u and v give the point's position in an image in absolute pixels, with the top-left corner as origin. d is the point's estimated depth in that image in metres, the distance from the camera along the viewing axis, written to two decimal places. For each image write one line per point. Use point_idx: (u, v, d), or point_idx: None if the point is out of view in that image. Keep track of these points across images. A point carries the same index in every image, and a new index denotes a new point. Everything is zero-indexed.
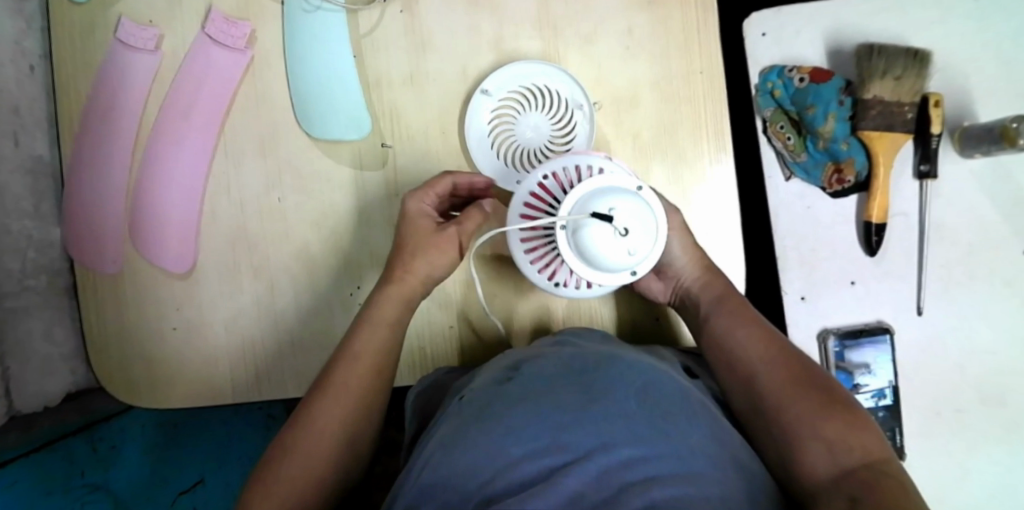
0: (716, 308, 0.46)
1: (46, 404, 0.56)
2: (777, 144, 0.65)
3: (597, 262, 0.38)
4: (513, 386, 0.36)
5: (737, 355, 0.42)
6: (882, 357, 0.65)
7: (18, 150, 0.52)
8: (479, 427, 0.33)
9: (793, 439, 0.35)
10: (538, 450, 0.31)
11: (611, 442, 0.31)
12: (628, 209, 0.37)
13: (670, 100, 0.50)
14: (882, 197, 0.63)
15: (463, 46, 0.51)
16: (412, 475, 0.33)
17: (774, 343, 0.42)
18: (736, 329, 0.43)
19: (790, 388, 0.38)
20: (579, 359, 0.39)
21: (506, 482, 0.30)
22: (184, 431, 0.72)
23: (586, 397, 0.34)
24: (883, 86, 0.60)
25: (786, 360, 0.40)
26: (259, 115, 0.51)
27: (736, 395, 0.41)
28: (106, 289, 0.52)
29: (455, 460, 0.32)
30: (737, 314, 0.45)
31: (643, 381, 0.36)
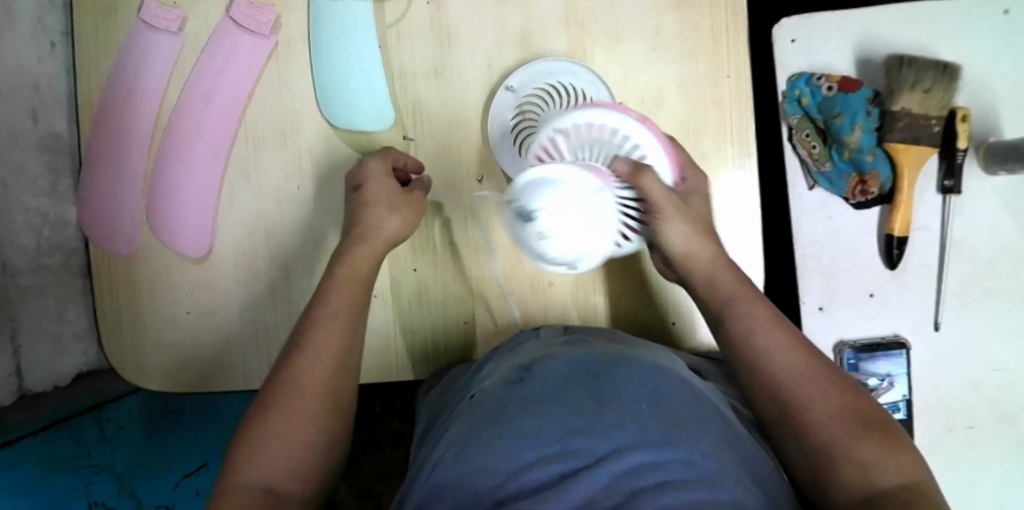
0: (729, 306, 0.41)
1: (55, 384, 0.55)
2: (802, 152, 0.65)
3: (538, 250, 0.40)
4: (524, 389, 0.37)
5: (758, 361, 0.37)
6: (897, 370, 0.66)
7: (37, 127, 0.51)
8: (491, 431, 0.33)
9: (825, 458, 0.32)
10: (550, 455, 0.31)
11: (623, 447, 0.31)
12: (556, 208, 0.38)
13: (695, 103, 0.49)
14: (906, 210, 0.62)
15: (489, 41, 0.50)
16: (425, 476, 0.33)
17: (798, 345, 0.38)
18: (756, 330, 0.39)
19: (820, 401, 0.34)
20: (589, 362, 0.39)
21: (516, 486, 0.30)
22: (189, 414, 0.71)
23: (597, 401, 0.34)
24: (911, 98, 0.60)
25: (811, 367, 0.36)
26: (281, 102, 0.51)
27: (758, 400, 0.37)
28: (120, 271, 0.52)
29: (467, 461, 0.32)
30: (757, 313, 0.40)
31: (655, 385, 0.36)
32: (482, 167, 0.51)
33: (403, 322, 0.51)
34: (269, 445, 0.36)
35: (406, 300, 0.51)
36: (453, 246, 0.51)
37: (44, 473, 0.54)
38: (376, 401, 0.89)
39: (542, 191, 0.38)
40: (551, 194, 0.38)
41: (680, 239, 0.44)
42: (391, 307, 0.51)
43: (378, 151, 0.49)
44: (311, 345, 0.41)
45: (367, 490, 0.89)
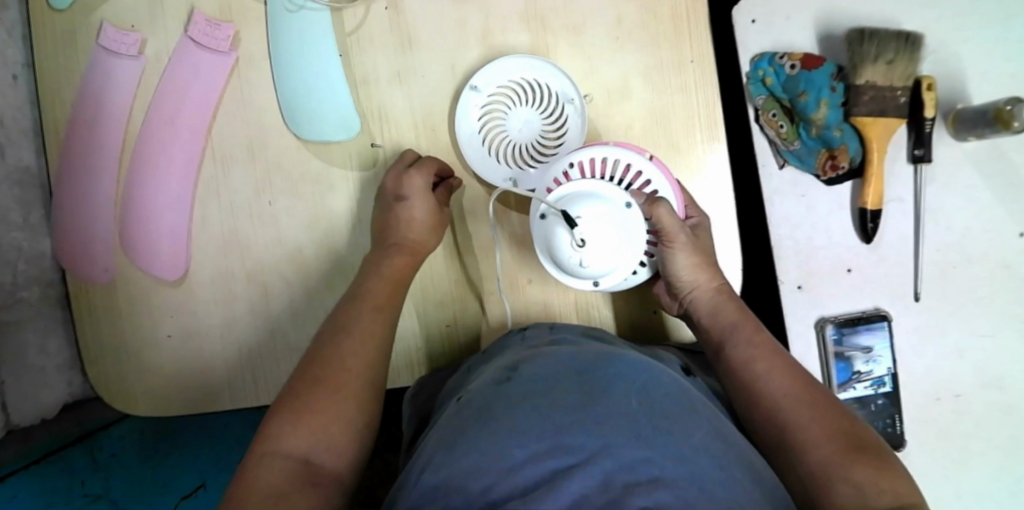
0: (732, 335, 0.46)
1: (41, 417, 0.57)
2: (769, 132, 0.65)
3: (560, 258, 0.44)
4: (512, 387, 0.36)
5: (757, 388, 0.42)
6: (880, 344, 0.65)
7: (5, 161, 0.51)
8: (482, 431, 0.33)
9: (822, 476, 0.35)
10: (543, 452, 0.31)
11: (612, 443, 0.31)
12: (595, 217, 0.43)
13: (661, 90, 0.49)
14: (877, 184, 0.62)
15: (450, 42, 0.50)
16: (413, 480, 0.33)
17: (799, 378, 0.41)
18: (754, 360, 0.43)
19: (814, 427, 0.38)
20: (576, 359, 0.39)
21: (508, 486, 0.30)
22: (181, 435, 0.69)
23: (585, 396, 0.35)
24: (875, 71, 0.60)
25: (810, 397, 0.40)
26: (246, 117, 0.51)
27: (759, 426, 0.40)
28: (99, 299, 0.52)
29: (457, 462, 0.32)
30: (755, 344, 0.45)
31: (642, 381, 0.37)
32: (452, 169, 0.51)
33: None
34: (306, 418, 0.38)
35: None
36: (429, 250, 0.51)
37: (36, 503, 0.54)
38: None
39: (584, 201, 0.43)
40: (591, 204, 0.43)
41: (687, 269, 0.47)
42: None
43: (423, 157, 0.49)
44: (348, 338, 0.43)
45: (370, 499, 0.89)
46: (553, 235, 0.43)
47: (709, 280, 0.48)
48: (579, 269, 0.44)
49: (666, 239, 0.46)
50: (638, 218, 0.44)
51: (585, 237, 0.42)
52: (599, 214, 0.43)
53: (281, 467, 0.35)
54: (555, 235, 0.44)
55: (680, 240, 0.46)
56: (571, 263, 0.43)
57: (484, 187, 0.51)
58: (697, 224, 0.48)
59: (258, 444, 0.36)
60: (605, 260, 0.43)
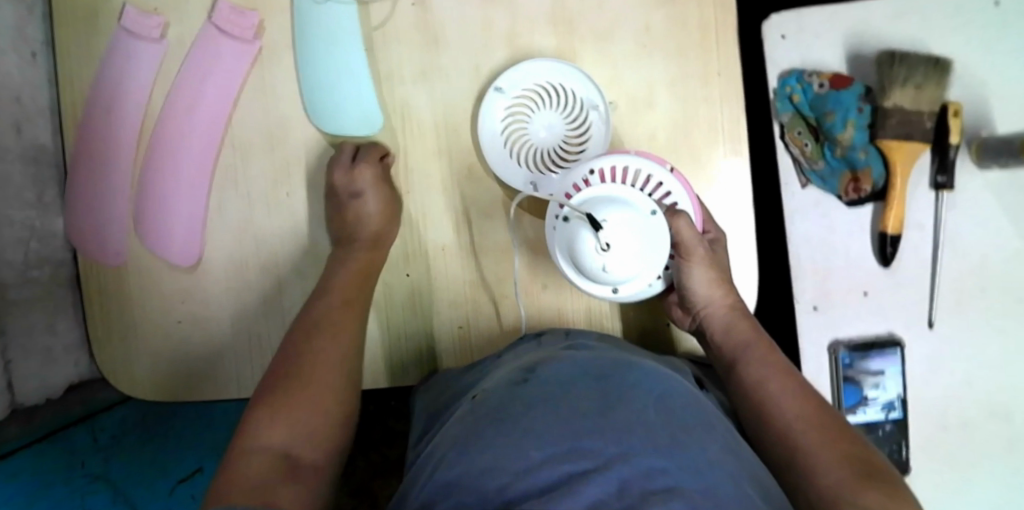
0: (746, 355, 0.46)
1: (47, 395, 0.54)
2: (794, 150, 0.64)
3: (582, 262, 0.44)
4: (529, 388, 0.37)
5: (770, 408, 0.42)
6: (891, 369, 0.66)
7: (21, 139, 0.50)
8: (498, 432, 0.33)
9: (831, 493, 0.35)
10: (559, 455, 0.31)
11: (630, 452, 0.31)
12: (621, 222, 0.42)
13: (686, 102, 0.49)
14: (899, 208, 0.61)
15: (477, 42, 0.50)
16: (428, 474, 0.33)
17: (811, 401, 0.42)
18: (768, 380, 0.44)
19: (825, 451, 0.38)
20: (593, 365, 0.39)
21: (525, 486, 0.30)
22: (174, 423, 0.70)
23: (602, 403, 0.35)
24: (902, 94, 0.60)
25: (822, 419, 0.40)
26: (267, 108, 0.50)
27: (768, 445, 0.41)
28: (109, 281, 0.52)
29: (472, 460, 0.32)
30: (770, 365, 0.45)
31: (659, 392, 0.37)
32: (472, 170, 0.51)
33: (397, 327, 0.51)
34: (280, 416, 0.40)
35: (398, 304, 0.51)
36: (446, 250, 0.51)
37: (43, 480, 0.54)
38: (372, 401, 0.89)
39: (609, 207, 0.43)
40: (618, 209, 0.42)
41: (702, 283, 0.47)
42: (385, 313, 0.51)
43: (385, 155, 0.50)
44: (319, 335, 0.45)
45: (364, 490, 0.89)
46: (576, 237, 0.43)
47: (725, 299, 0.48)
48: (600, 273, 0.44)
49: (684, 251, 0.46)
50: (660, 227, 0.44)
51: (609, 241, 0.42)
52: (624, 218, 0.43)
53: (260, 462, 0.37)
54: (577, 238, 0.43)
55: (698, 254, 0.46)
56: (592, 268, 0.43)
57: (503, 189, 0.51)
58: (715, 240, 0.48)
59: (238, 441, 0.39)
60: (626, 263, 0.43)
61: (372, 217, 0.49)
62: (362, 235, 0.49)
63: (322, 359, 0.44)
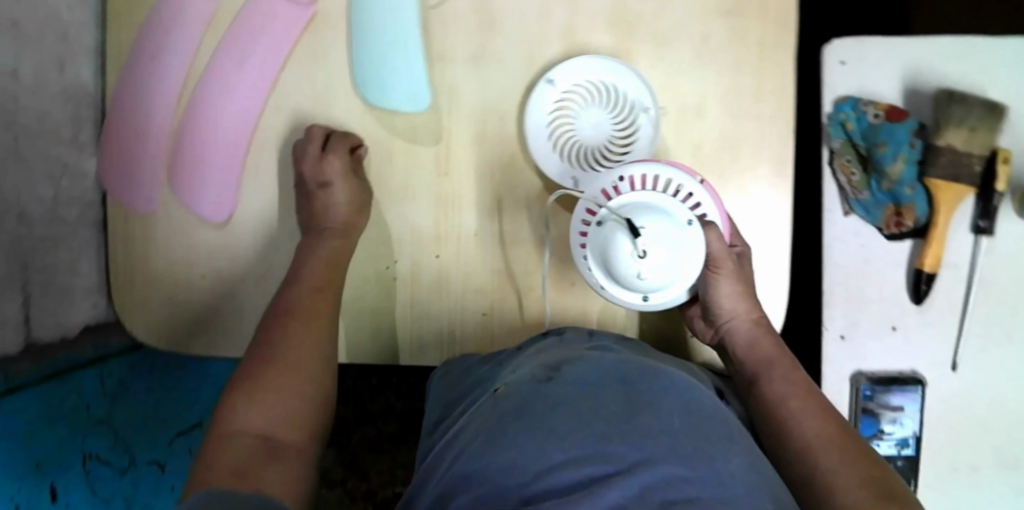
0: (768, 370, 0.47)
1: (63, 335, 0.54)
2: (841, 178, 0.59)
3: (615, 267, 0.43)
4: (553, 386, 0.37)
5: (789, 425, 0.42)
6: (910, 407, 0.61)
7: (63, 75, 0.49)
8: (521, 428, 0.33)
9: None
10: (581, 458, 0.31)
11: (653, 458, 0.31)
12: (659, 229, 0.42)
13: (737, 117, 0.48)
14: (939, 245, 0.56)
15: (533, 32, 0.49)
16: (450, 464, 0.34)
17: (832, 421, 0.42)
18: (789, 397, 0.44)
19: (843, 472, 0.38)
20: (619, 368, 0.39)
21: (546, 485, 0.30)
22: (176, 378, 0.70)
23: (627, 407, 0.34)
24: (957, 135, 0.54)
25: (842, 441, 0.41)
26: (314, 74, 0.50)
27: (786, 462, 0.41)
28: (137, 228, 0.52)
29: (494, 455, 0.32)
30: (792, 383, 0.45)
31: (684, 398, 0.37)
32: (513, 160, 0.50)
33: (422, 307, 0.52)
34: (258, 402, 0.42)
35: (424, 285, 0.51)
36: (477, 237, 0.51)
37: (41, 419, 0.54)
38: (374, 375, 0.89)
39: (647, 213, 0.42)
40: (654, 217, 0.42)
41: (728, 296, 0.47)
42: (411, 292, 0.52)
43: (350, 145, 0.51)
44: (295, 316, 0.47)
45: (354, 461, 0.91)
46: (612, 240, 0.43)
47: (749, 314, 0.49)
48: (635, 281, 0.43)
49: (712, 263, 0.45)
50: (696, 238, 0.44)
51: (647, 247, 0.42)
52: (660, 225, 0.42)
53: (244, 444, 0.39)
54: (612, 241, 0.43)
55: (726, 268, 0.46)
56: (625, 273, 0.43)
57: (542, 182, 0.50)
58: (741, 253, 0.48)
59: (219, 425, 0.40)
60: (660, 271, 0.43)
61: (340, 207, 0.50)
62: (330, 224, 0.50)
63: (301, 341, 0.46)
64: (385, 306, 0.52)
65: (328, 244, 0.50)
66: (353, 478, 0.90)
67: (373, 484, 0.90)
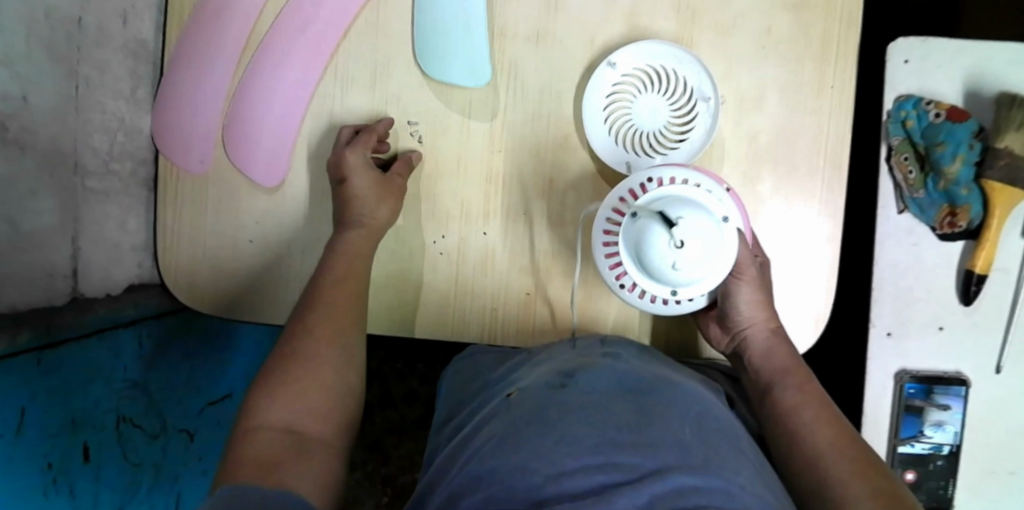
0: (783, 379, 0.46)
1: (107, 291, 0.54)
2: (897, 175, 0.58)
3: (647, 258, 0.41)
4: (568, 390, 0.34)
5: (801, 435, 0.42)
6: (954, 409, 0.59)
7: (125, 30, 0.50)
8: (534, 432, 0.30)
9: None
10: (593, 465, 0.28)
11: (666, 468, 0.28)
12: (698, 222, 0.40)
13: (796, 109, 0.48)
14: (991, 249, 0.56)
15: (595, 14, 0.49)
16: (460, 466, 0.31)
17: (844, 434, 0.42)
18: (802, 406, 0.44)
19: (853, 482, 0.38)
20: (633, 376, 0.36)
21: (554, 491, 0.27)
22: (204, 343, 0.71)
23: (640, 416, 0.31)
24: (1017, 139, 0.54)
25: (855, 453, 0.40)
26: (374, 43, 0.50)
27: (795, 472, 0.41)
28: (187, 188, 0.51)
29: (505, 456, 0.29)
30: (805, 393, 0.45)
31: (696, 412, 0.34)
32: (568, 141, 0.50)
33: (465, 283, 0.52)
34: (285, 400, 0.41)
35: (469, 262, 0.51)
36: (525, 216, 0.51)
37: (82, 378, 0.52)
38: (399, 358, 0.90)
39: (685, 207, 0.41)
40: (693, 211, 0.41)
41: (749, 303, 0.46)
42: (456, 267, 0.52)
43: (360, 134, 0.50)
44: (315, 309, 0.46)
45: (375, 444, 0.91)
46: (646, 231, 0.41)
47: (769, 321, 0.48)
48: (669, 272, 0.41)
49: (736, 268, 0.45)
50: (730, 240, 0.43)
51: (684, 239, 0.40)
52: (697, 219, 0.40)
53: (270, 439, 0.39)
54: (645, 232, 0.41)
55: (749, 274, 0.45)
56: (659, 266, 0.41)
57: (595, 164, 0.50)
58: (763, 263, 0.48)
59: (245, 421, 0.40)
60: (695, 264, 0.41)
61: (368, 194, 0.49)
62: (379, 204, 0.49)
63: (323, 329, 0.46)
64: (429, 280, 0.52)
65: (377, 218, 0.49)
66: (374, 461, 0.91)
67: (393, 469, 0.91)
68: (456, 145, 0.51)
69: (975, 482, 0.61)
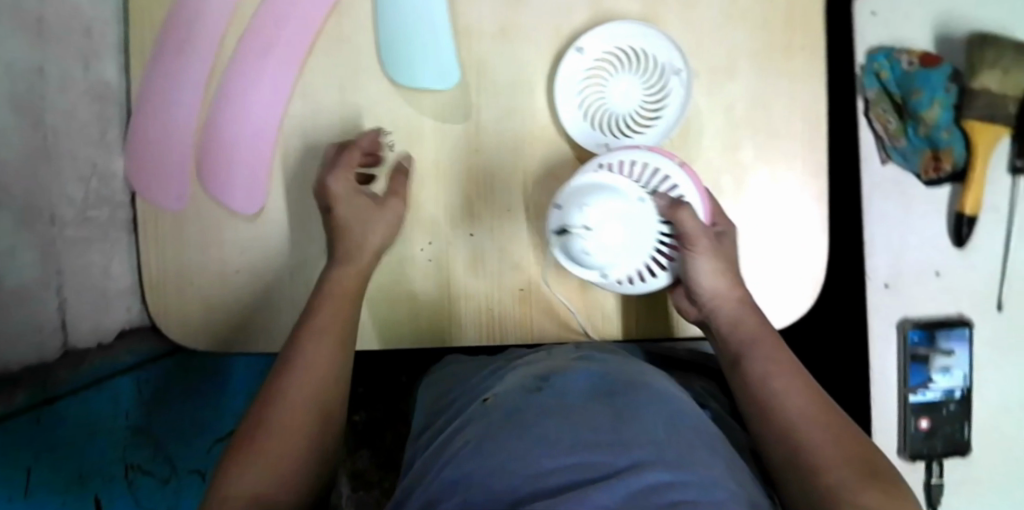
0: (751, 348, 0.42)
1: (98, 341, 0.53)
2: (876, 126, 0.60)
3: (565, 247, 0.42)
4: (542, 396, 0.35)
5: (773, 405, 0.39)
6: (959, 352, 0.62)
7: (87, 74, 0.49)
8: (511, 436, 0.31)
9: (832, 494, 0.32)
10: (567, 465, 0.29)
11: (639, 464, 0.28)
12: (605, 206, 0.41)
13: (769, 74, 0.48)
14: (977, 192, 0.58)
15: (557, 2, 0.49)
16: (439, 471, 0.32)
17: (818, 401, 0.39)
18: (773, 375, 0.40)
19: (829, 450, 0.35)
20: (607, 380, 0.37)
21: (528, 490, 0.28)
22: (206, 378, 0.69)
23: (614, 417, 0.32)
24: (992, 76, 0.55)
25: (830, 421, 0.37)
26: (340, 57, 0.50)
27: (766, 448, 0.38)
28: (167, 226, 0.50)
29: (482, 461, 0.30)
30: (777, 359, 0.41)
31: (671, 412, 0.34)
32: (544, 132, 0.50)
33: (457, 287, 0.51)
34: (255, 457, 0.38)
35: (459, 266, 0.51)
36: (510, 213, 0.51)
37: (81, 433, 0.53)
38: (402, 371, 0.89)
39: (594, 193, 0.41)
40: (602, 196, 0.41)
41: (709, 275, 0.44)
42: (447, 273, 0.51)
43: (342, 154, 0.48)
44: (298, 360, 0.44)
45: None
46: (557, 222, 0.42)
47: (736, 291, 0.45)
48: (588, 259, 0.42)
49: (687, 243, 0.42)
50: (649, 216, 0.42)
51: (590, 225, 0.41)
52: (602, 203, 0.41)
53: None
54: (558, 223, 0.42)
55: (703, 246, 0.43)
56: (574, 254, 0.42)
57: (574, 152, 0.50)
58: (722, 233, 0.45)
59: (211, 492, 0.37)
60: (608, 246, 0.41)
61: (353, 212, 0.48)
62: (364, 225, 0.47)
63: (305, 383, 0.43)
64: (421, 289, 0.51)
65: None
66: None
67: None
68: (433, 150, 0.50)
69: None
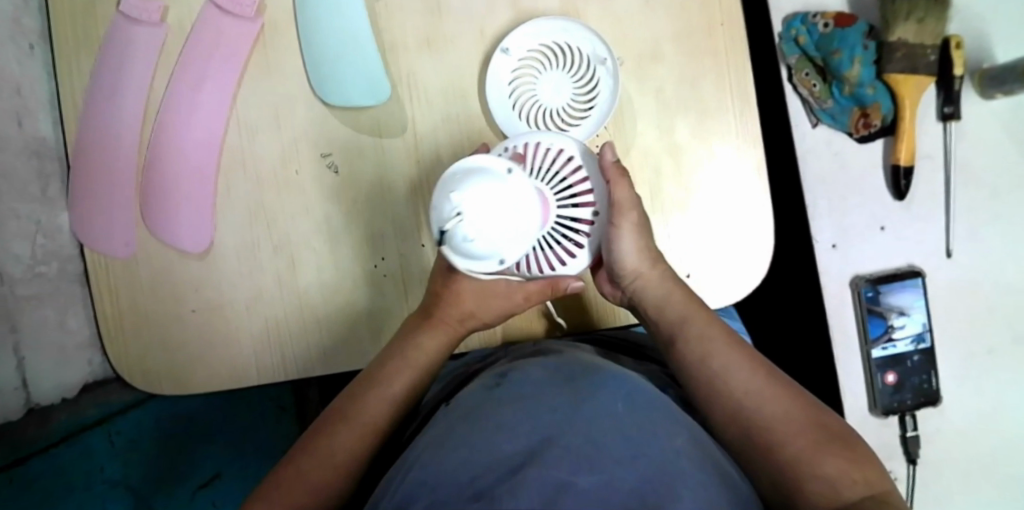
0: (685, 327, 0.43)
1: (63, 396, 0.55)
2: (802, 92, 0.59)
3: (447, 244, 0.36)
4: (501, 391, 0.35)
5: (717, 385, 0.39)
6: (915, 303, 0.59)
7: (22, 131, 0.49)
8: (472, 430, 0.31)
9: (794, 470, 0.33)
10: (529, 446, 0.29)
11: (597, 436, 0.29)
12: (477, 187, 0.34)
13: (693, 53, 0.49)
14: (910, 140, 0.57)
15: (478, 7, 0.50)
16: (400, 475, 0.31)
17: (759, 367, 0.39)
18: (713, 352, 0.40)
19: (779, 422, 0.36)
20: (564, 366, 0.37)
21: (495, 475, 0.27)
22: (190, 425, 0.70)
23: (571, 396, 0.33)
24: (906, 29, 0.56)
25: (771, 388, 0.38)
26: (271, 86, 0.50)
27: (714, 425, 0.38)
28: (118, 273, 0.50)
29: (447, 457, 0.29)
30: (712, 336, 0.41)
31: (625, 384, 0.35)
32: (481, 135, 0.50)
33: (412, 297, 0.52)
34: None
35: (411, 277, 0.51)
36: None
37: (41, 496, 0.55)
38: None
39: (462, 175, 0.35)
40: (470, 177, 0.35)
41: (633, 253, 0.43)
42: (403, 286, 0.51)
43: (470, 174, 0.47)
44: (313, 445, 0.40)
45: None
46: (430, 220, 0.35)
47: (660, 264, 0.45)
48: (472, 252, 0.36)
49: (615, 213, 0.42)
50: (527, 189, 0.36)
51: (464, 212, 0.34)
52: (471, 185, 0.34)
53: None
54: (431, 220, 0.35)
55: (626, 218, 0.42)
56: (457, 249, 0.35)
57: None
58: None
59: None
60: (492, 234, 0.35)
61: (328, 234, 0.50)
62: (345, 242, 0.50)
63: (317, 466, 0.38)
64: (375, 305, 0.51)
65: None
66: None
67: None
68: (373, 166, 0.50)
69: (962, 371, 0.61)
